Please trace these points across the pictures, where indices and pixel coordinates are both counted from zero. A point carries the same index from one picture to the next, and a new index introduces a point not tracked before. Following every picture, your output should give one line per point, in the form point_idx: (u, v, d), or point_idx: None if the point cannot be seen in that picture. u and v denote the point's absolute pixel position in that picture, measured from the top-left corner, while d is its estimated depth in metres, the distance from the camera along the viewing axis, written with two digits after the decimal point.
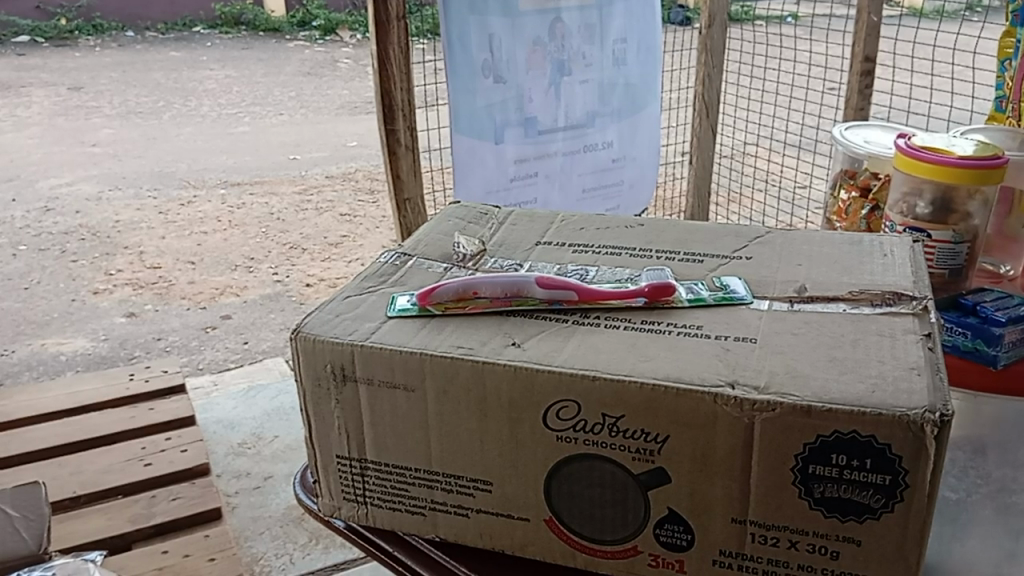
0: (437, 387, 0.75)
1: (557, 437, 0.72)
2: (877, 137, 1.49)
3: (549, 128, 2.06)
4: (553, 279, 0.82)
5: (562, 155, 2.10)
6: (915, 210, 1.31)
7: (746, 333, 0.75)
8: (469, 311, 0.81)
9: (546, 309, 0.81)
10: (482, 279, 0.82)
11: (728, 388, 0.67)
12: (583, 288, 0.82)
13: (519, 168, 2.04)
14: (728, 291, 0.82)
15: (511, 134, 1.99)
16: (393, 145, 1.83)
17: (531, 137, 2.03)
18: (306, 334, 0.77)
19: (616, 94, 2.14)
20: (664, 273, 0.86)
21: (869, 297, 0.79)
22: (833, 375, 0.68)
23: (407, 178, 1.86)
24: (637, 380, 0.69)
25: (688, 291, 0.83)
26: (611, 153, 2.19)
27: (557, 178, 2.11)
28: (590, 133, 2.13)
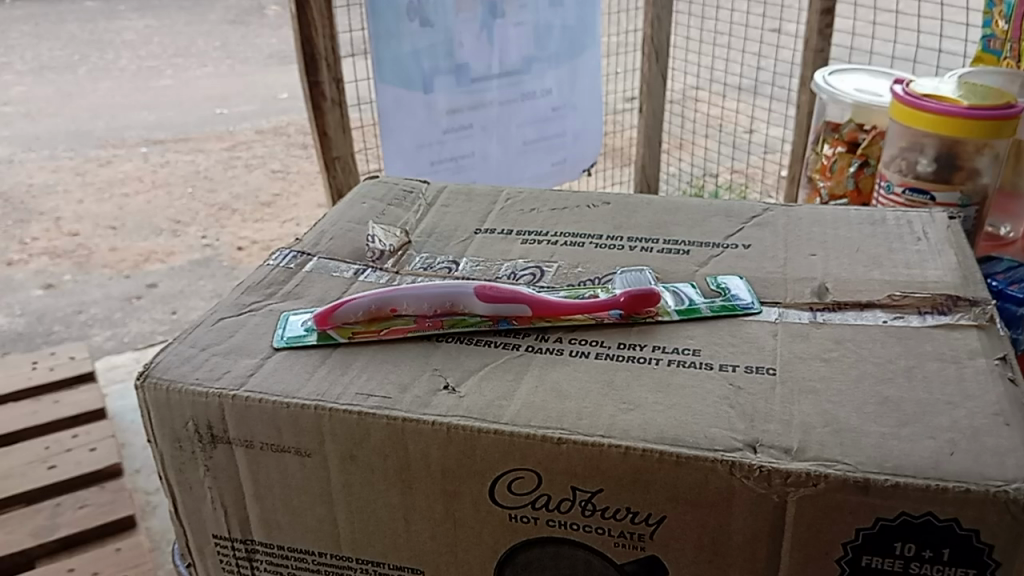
0: (342, 453, 0.54)
1: (511, 516, 0.52)
2: (866, 83, 1.28)
3: (482, 74, 1.58)
4: (497, 287, 0.61)
5: (497, 106, 1.62)
6: (916, 168, 1.13)
7: (761, 360, 0.56)
8: (385, 336, 0.60)
9: (491, 328, 0.61)
10: (403, 290, 0.61)
11: (749, 454, 0.48)
12: (538, 298, 0.61)
13: (452, 119, 1.57)
14: (730, 296, 0.63)
15: (440, 83, 1.53)
16: (316, 99, 1.49)
17: (464, 85, 1.56)
18: (157, 382, 0.56)
19: (554, 39, 1.65)
20: (644, 274, 0.65)
21: (915, 302, 0.60)
22: (889, 427, 0.49)
23: (336, 137, 1.51)
24: (617, 444, 0.49)
25: (676, 297, 0.63)
26: (548, 99, 1.69)
27: (496, 129, 1.64)
28: (527, 81, 1.64)
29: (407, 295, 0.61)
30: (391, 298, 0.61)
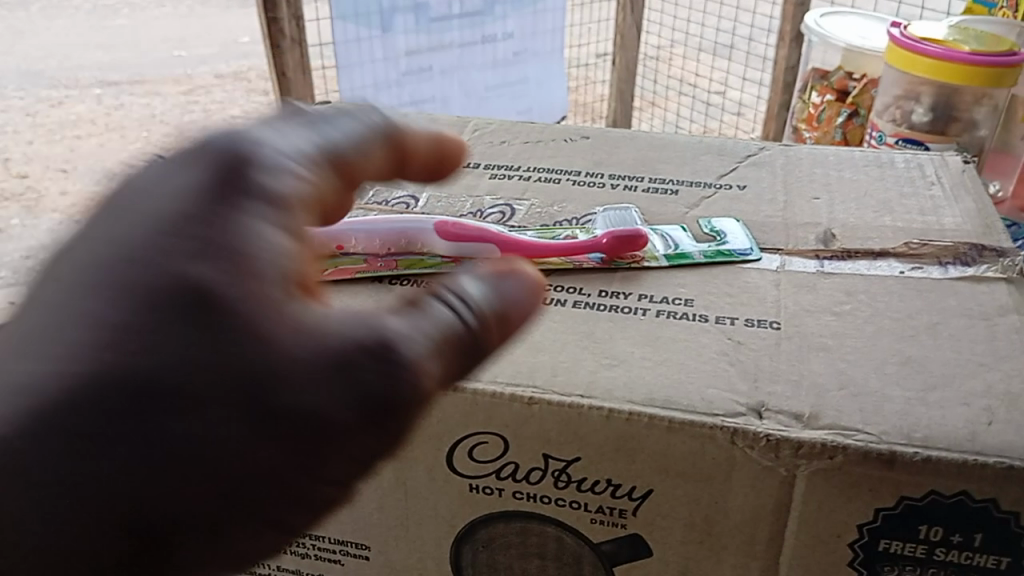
0: None
1: (470, 487, 0.45)
2: (858, 26, 1.20)
3: (441, 14, 1.35)
4: (459, 223, 0.53)
5: (456, 50, 1.39)
6: (911, 117, 1.05)
7: (766, 313, 0.49)
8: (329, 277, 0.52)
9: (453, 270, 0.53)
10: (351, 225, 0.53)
11: (754, 420, 0.41)
12: (508, 239, 0.53)
13: (410, 61, 1.35)
14: (725, 241, 0.55)
15: (400, 22, 1.31)
16: (274, 34, 1.21)
17: (422, 24, 1.34)
18: None
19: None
20: (629, 217, 0.57)
21: (934, 250, 0.54)
22: (914, 392, 0.42)
23: (296, 79, 1.23)
24: (599, 406, 0.42)
25: (663, 241, 0.55)
26: (509, 44, 1.42)
27: (457, 76, 1.41)
28: (488, 22, 1.39)
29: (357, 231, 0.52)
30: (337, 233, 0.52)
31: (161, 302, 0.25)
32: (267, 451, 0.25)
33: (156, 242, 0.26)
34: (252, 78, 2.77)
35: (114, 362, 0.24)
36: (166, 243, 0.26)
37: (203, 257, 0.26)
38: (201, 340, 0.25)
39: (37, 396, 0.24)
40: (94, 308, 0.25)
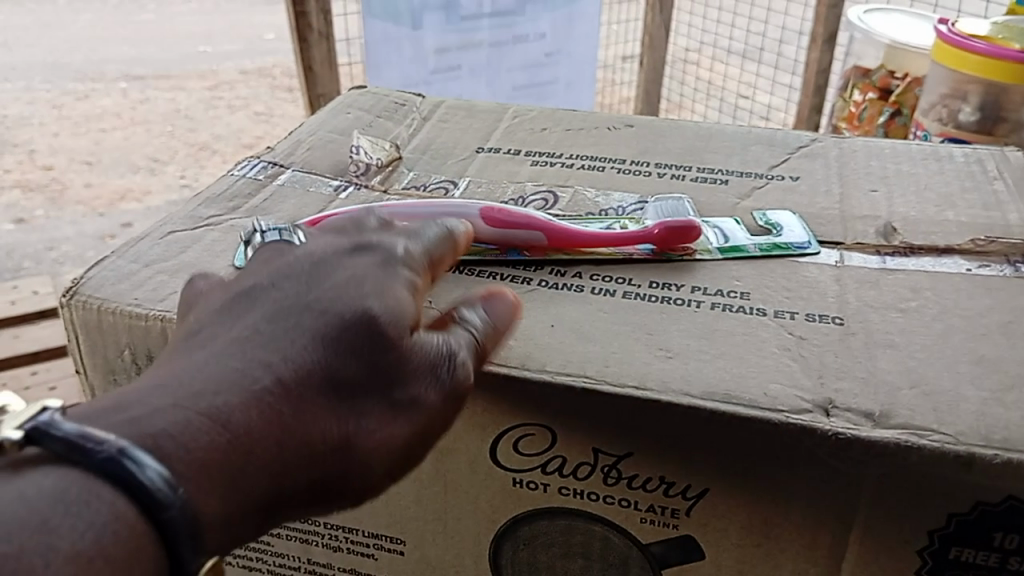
0: None
1: (514, 481, 0.43)
2: (902, 23, 1.17)
3: (473, 14, 1.32)
4: (505, 207, 0.51)
5: (486, 48, 1.36)
6: (958, 117, 1.02)
7: (827, 309, 0.46)
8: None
9: (498, 259, 0.51)
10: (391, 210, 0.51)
11: (821, 417, 0.38)
12: (556, 226, 0.51)
13: (440, 59, 1.32)
14: (780, 233, 0.53)
15: (430, 20, 1.28)
16: (302, 30, 1.19)
17: (454, 24, 1.31)
18: (86, 302, 0.45)
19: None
20: (681, 208, 0.54)
21: (1001, 247, 0.51)
22: (990, 392, 0.40)
23: (323, 75, 1.21)
24: (655, 399, 0.39)
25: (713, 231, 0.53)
26: (542, 44, 1.40)
27: (487, 74, 1.39)
28: (520, 23, 1.37)
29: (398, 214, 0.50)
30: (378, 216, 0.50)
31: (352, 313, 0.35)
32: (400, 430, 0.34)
33: (337, 287, 0.36)
34: (276, 74, 2.77)
35: (322, 357, 0.33)
36: (343, 291, 0.36)
37: (368, 290, 0.36)
38: (371, 345, 0.34)
39: (267, 370, 0.33)
40: (299, 323, 0.34)
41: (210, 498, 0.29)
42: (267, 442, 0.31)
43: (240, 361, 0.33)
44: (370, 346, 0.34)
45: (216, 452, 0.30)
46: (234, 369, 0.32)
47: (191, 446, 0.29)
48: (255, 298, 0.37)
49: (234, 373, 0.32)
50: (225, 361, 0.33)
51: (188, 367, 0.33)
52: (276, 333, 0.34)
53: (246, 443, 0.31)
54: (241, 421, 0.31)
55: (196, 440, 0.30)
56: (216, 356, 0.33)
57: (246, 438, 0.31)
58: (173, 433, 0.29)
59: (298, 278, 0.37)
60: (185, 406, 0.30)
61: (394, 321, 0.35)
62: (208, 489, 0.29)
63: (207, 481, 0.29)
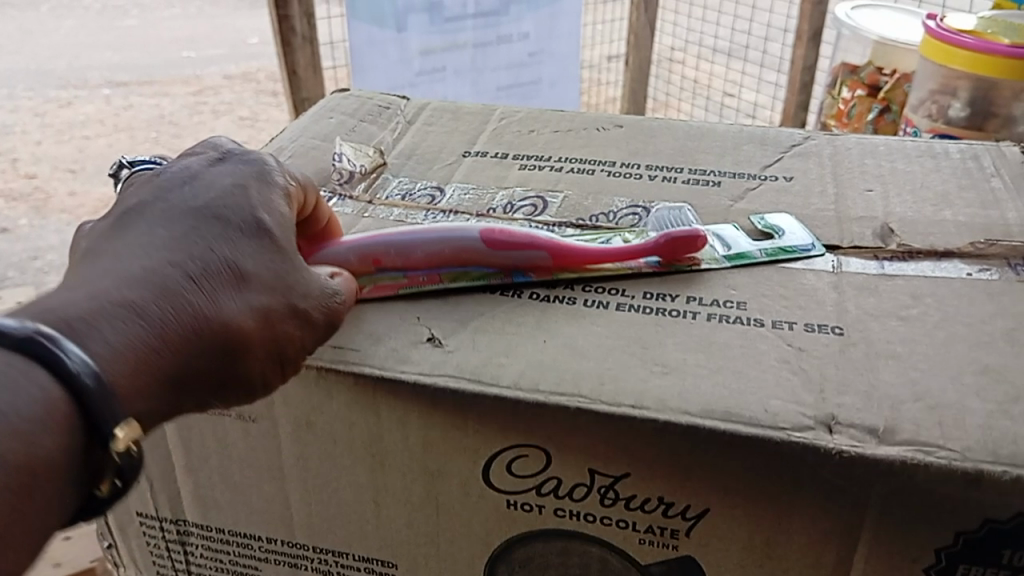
0: (297, 420, 0.43)
1: (508, 502, 0.41)
2: (890, 20, 1.16)
3: (455, 15, 1.31)
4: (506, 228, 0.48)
5: (470, 49, 1.35)
6: (948, 112, 1.01)
7: (826, 319, 0.45)
8: (365, 293, 0.47)
9: (502, 283, 0.48)
10: (385, 237, 0.48)
11: (824, 434, 0.37)
12: (560, 246, 0.49)
13: (425, 61, 1.30)
14: (783, 236, 0.52)
15: (414, 22, 1.26)
16: (285, 34, 1.17)
17: (438, 25, 1.29)
18: None
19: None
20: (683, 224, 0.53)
21: (1001, 250, 0.50)
22: (995, 404, 0.39)
23: (307, 78, 1.19)
24: (651, 418, 0.38)
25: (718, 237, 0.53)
26: (525, 44, 1.38)
27: (471, 75, 1.37)
28: (504, 22, 1.36)
29: (394, 240, 0.47)
30: (372, 246, 0.47)
31: (247, 228, 0.40)
32: (293, 332, 0.39)
33: (223, 197, 0.41)
34: (261, 79, 2.75)
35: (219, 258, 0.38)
36: (229, 201, 0.40)
37: (256, 206, 0.41)
38: (262, 254, 0.39)
39: (173, 267, 0.36)
40: (192, 227, 0.39)
41: (130, 378, 0.33)
42: (174, 332, 0.35)
43: (148, 261, 0.36)
44: (259, 253, 0.39)
45: (136, 340, 0.34)
46: (142, 267, 0.36)
47: (110, 333, 0.33)
48: (141, 209, 0.40)
49: (144, 272, 0.36)
50: (133, 261, 0.36)
51: (93, 269, 0.36)
52: (171, 234, 0.38)
53: (161, 334, 0.35)
54: (156, 315, 0.35)
55: (114, 330, 0.33)
56: (121, 254, 0.37)
57: (160, 329, 0.35)
58: (94, 321, 0.33)
59: (181, 188, 0.41)
60: (102, 301, 0.34)
61: (275, 236, 0.40)
62: (127, 370, 0.33)
63: (127, 361, 0.33)
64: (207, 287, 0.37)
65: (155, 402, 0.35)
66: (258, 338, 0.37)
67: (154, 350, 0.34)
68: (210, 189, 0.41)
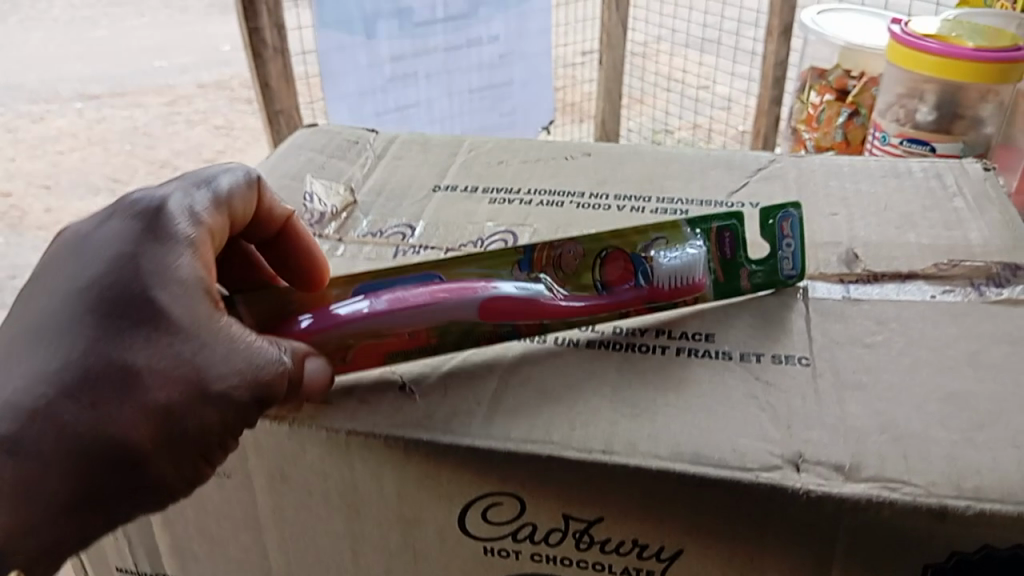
0: (271, 473, 0.43)
1: (485, 549, 0.42)
2: (857, 24, 1.17)
3: (426, 19, 1.28)
4: (503, 296, 0.45)
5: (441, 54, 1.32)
6: (916, 116, 1.01)
7: (794, 350, 0.45)
8: (351, 359, 0.43)
9: (490, 338, 0.45)
10: (376, 308, 0.43)
11: (791, 472, 0.37)
12: (554, 306, 0.46)
13: (396, 67, 1.27)
14: (780, 255, 0.50)
15: (383, 28, 1.23)
16: (254, 44, 1.11)
17: (407, 30, 1.27)
18: None
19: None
20: (691, 246, 0.49)
21: (965, 271, 0.51)
22: (960, 434, 0.39)
23: (280, 91, 1.14)
24: (622, 463, 0.38)
25: (716, 250, 0.49)
26: (495, 46, 1.36)
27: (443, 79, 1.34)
28: (473, 26, 1.33)
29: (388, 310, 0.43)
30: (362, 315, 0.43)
31: (136, 311, 0.36)
32: (208, 419, 0.36)
33: (113, 275, 0.37)
34: (234, 87, 2.73)
35: (103, 358, 0.35)
36: (118, 282, 0.37)
37: (145, 278, 0.37)
38: (156, 342, 0.36)
39: (48, 383, 0.34)
40: (77, 324, 0.36)
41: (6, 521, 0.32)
42: (52, 456, 0.33)
43: (25, 379, 0.34)
44: (151, 344, 0.35)
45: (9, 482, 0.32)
46: (13, 390, 0.34)
47: None
48: (37, 299, 0.38)
49: (15, 395, 0.34)
50: (12, 381, 0.34)
51: None
52: (53, 335, 0.36)
53: (36, 462, 0.33)
54: (31, 445, 0.33)
55: None
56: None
57: (34, 459, 0.33)
58: None
59: (73, 270, 0.38)
60: None
61: (173, 317, 0.36)
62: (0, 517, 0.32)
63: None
64: (88, 397, 0.34)
65: (60, 528, 0.34)
66: (162, 440, 0.35)
67: (32, 490, 0.33)
68: (100, 264, 0.38)
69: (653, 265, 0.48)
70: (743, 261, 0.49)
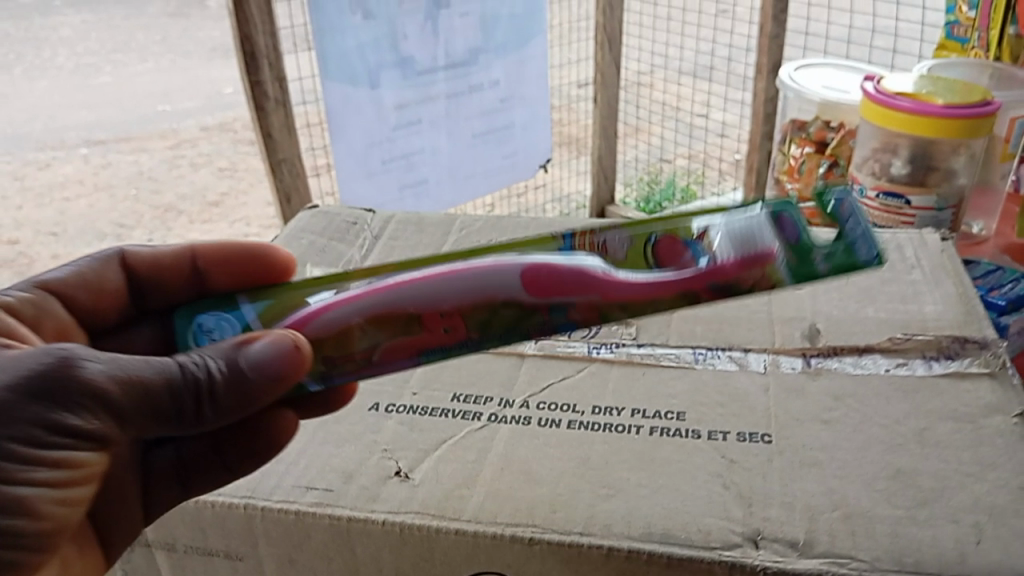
0: (279, 557, 0.47)
1: None
2: (834, 80, 1.21)
3: (427, 67, 1.27)
4: (549, 273, 0.43)
5: (444, 100, 1.32)
6: (890, 170, 0.98)
7: (756, 426, 0.49)
8: (379, 359, 0.43)
9: (544, 328, 0.43)
10: (393, 289, 0.43)
11: (748, 551, 0.41)
12: (609, 281, 0.44)
13: (401, 115, 1.27)
14: (847, 235, 0.46)
15: (387, 78, 1.22)
16: (257, 99, 1.09)
17: (411, 79, 1.26)
18: None
19: (502, 26, 1.34)
20: (750, 216, 0.46)
21: (918, 345, 0.55)
22: (905, 510, 0.43)
23: (282, 141, 1.12)
24: (595, 544, 0.42)
25: (777, 233, 0.45)
26: (497, 91, 1.39)
27: (446, 121, 1.34)
28: (474, 72, 1.34)
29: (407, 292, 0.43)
30: (384, 302, 0.43)
31: None
32: None
33: None
34: (237, 129, 2.80)
35: None
36: None
37: None
38: None
39: None
40: None
41: None
42: None
43: None
44: None
45: None
46: None
47: None
48: None
49: None
50: None
51: None
52: None
53: None
54: None
55: None
56: None
57: None
58: None
59: None
60: None
61: None
62: None
63: None
64: None
65: None
66: None
67: None
68: None
69: (709, 241, 0.45)
70: (811, 242, 0.45)
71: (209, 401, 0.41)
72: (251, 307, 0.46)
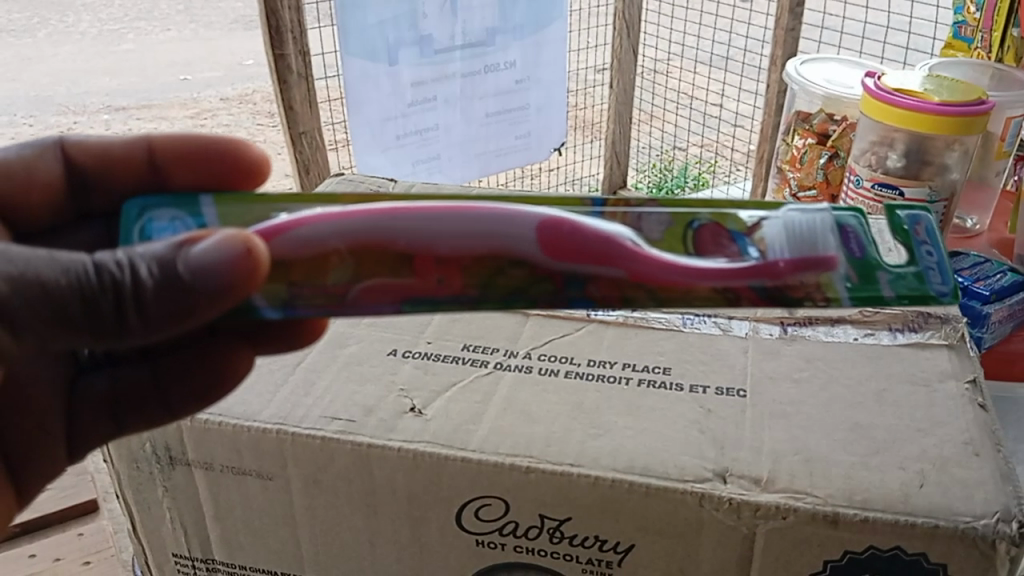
0: (305, 478, 0.53)
1: (478, 541, 0.52)
2: (839, 75, 1.26)
3: (445, 45, 1.32)
4: (569, 232, 0.42)
5: (459, 79, 1.37)
6: (886, 163, 1.00)
7: (733, 383, 0.55)
8: (357, 297, 0.42)
9: (552, 294, 0.42)
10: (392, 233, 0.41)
11: (717, 484, 0.47)
12: (637, 256, 0.42)
13: (416, 92, 1.32)
14: (919, 264, 0.44)
15: (404, 56, 1.27)
16: (280, 71, 1.15)
17: (428, 57, 1.31)
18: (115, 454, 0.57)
19: (521, 9, 1.38)
20: (819, 216, 0.44)
21: (886, 318, 0.60)
22: (859, 457, 0.49)
23: (303, 114, 1.18)
24: (583, 473, 0.48)
25: (840, 245, 0.43)
26: (513, 72, 1.44)
27: (460, 102, 1.40)
28: (490, 52, 1.39)
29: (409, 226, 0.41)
30: (377, 235, 0.41)
31: None
32: None
33: None
34: (257, 101, 2.85)
35: None
36: None
37: None
38: None
39: None
40: None
41: None
42: None
43: None
44: None
45: None
46: None
47: None
48: None
49: None
50: None
51: None
52: None
53: None
54: None
55: None
56: None
57: None
58: None
59: None
60: None
61: None
62: None
63: None
64: None
65: None
66: None
67: None
68: None
69: (759, 235, 0.43)
70: (878, 260, 0.43)
71: (140, 303, 0.40)
72: (213, 212, 0.45)
